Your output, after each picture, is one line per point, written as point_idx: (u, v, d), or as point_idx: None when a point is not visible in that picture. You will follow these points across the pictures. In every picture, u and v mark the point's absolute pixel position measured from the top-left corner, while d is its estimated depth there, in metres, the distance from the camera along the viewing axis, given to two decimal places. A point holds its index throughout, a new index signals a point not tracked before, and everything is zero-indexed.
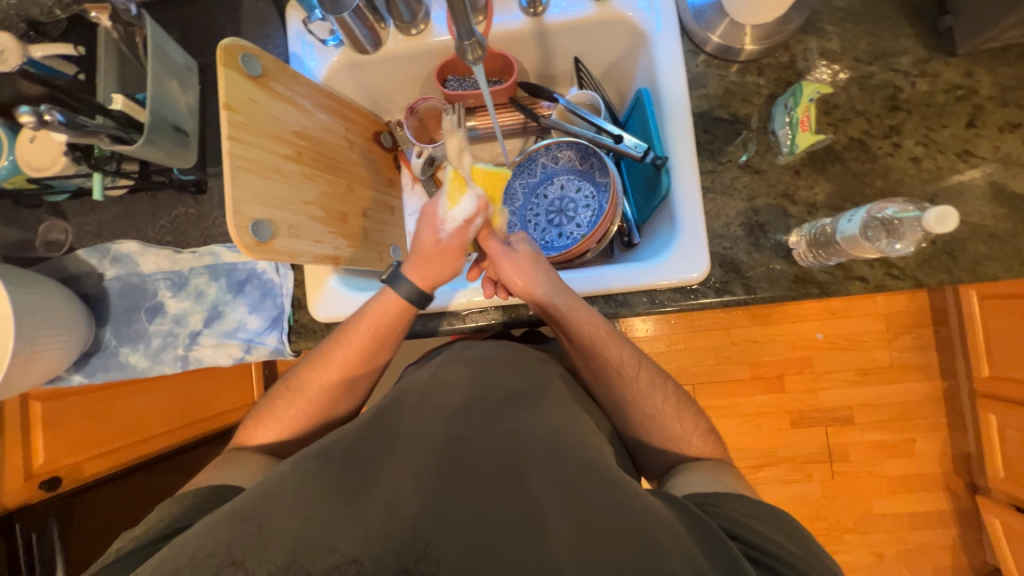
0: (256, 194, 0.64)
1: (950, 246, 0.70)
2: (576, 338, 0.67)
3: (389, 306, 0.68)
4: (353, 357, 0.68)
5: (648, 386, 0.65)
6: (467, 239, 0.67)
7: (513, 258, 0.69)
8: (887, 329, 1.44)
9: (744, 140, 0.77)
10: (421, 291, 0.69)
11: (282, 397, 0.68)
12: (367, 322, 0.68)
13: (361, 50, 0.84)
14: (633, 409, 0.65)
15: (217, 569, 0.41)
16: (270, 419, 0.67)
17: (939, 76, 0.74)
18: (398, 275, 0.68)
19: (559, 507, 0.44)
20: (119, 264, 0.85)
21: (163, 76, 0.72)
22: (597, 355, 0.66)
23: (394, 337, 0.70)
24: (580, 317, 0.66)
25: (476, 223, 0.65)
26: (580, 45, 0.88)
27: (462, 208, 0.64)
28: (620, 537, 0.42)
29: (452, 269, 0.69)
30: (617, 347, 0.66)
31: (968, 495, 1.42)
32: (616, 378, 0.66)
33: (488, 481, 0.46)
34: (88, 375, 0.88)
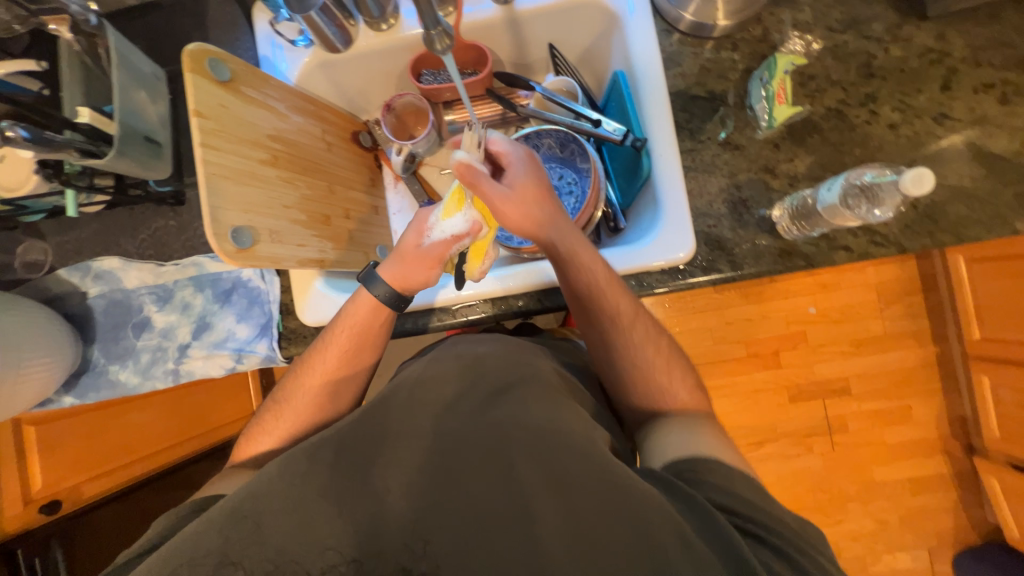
0: (234, 201, 0.63)
1: (931, 210, 0.70)
2: (575, 283, 0.65)
3: (365, 307, 0.68)
4: (334, 361, 0.67)
5: (641, 338, 0.65)
6: (449, 253, 0.67)
7: (513, 200, 0.62)
8: (878, 298, 1.45)
9: (723, 117, 0.77)
10: (395, 293, 0.68)
11: (270, 409, 0.67)
12: (344, 323, 0.68)
13: (332, 49, 0.83)
14: (623, 358, 0.65)
15: (216, 568, 0.43)
16: (259, 432, 0.66)
17: (912, 41, 0.74)
18: (373, 275, 0.68)
19: (546, 490, 0.46)
20: (102, 281, 0.84)
21: (130, 86, 0.70)
22: (594, 304, 0.65)
23: (374, 335, 0.69)
24: (584, 263, 0.64)
25: (463, 241, 0.67)
26: (553, 31, 0.87)
27: (454, 223, 0.66)
28: (606, 517, 0.44)
29: (426, 275, 0.68)
30: (616, 296, 0.64)
31: (965, 456, 1.44)
32: (611, 326, 0.65)
33: (477, 475, 0.48)
34: (79, 396, 0.87)
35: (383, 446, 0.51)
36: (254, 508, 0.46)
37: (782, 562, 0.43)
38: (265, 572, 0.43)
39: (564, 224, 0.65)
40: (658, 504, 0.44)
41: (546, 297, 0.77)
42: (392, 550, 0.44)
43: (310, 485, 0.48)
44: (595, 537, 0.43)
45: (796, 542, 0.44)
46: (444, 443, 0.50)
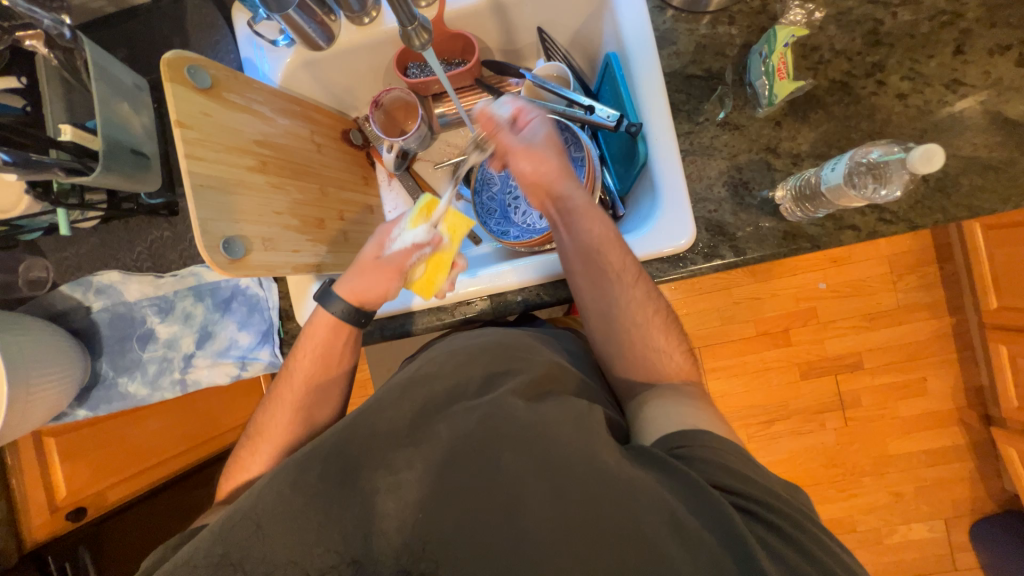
0: (224, 211, 0.63)
1: (943, 183, 0.67)
2: (582, 237, 0.65)
3: (322, 326, 0.68)
4: (301, 385, 0.67)
5: (642, 297, 0.63)
6: (409, 263, 0.69)
7: (529, 144, 0.67)
8: (891, 271, 1.41)
9: (721, 96, 0.74)
10: (353, 306, 0.68)
11: (244, 447, 0.66)
12: (305, 348, 0.68)
13: (314, 47, 0.81)
14: (623, 317, 0.63)
15: (215, 568, 0.44)
16: (237, 471, 0.65)
17: (922, 3, 0.70)
18: (330, 292, 0.68)
19: (535, 480, 0.46)
20: (103, 295, 0.84)
21: (111, 98, 0.69)
22: (599, 260, 0.64)
23: (336, 354, 0.69)
24: (595, 217, 0.65)
25: (424, 249, 0.70)
26: (541, 14, 0.84)
27: (415, 233, 0.70)
28: (596, 507, 0.44)
29: (384, 289, 0.69)
30: (621, 254, 0.64)
31: (983, 427, 1.41)
32: (614, 283, 0.63)
33: (470, 475, 0.47)
34: (92, 408, 0.89)
35: (382, 444, 0.50)
36: (255, 513, 0.47)
37: (789, 546, 0.42)
38: (263, 573, 0.44)
39: (577, 183, 0.68)
40: (650, 494, 0.44)
41: (545, 291, 0.75)
42: (391, 552, 0.45)
43: (308, 487, 0.48)
44: (589, 527, 0.43)
45: (811, 537, 0.43)
46: (442, 441, 0.50)
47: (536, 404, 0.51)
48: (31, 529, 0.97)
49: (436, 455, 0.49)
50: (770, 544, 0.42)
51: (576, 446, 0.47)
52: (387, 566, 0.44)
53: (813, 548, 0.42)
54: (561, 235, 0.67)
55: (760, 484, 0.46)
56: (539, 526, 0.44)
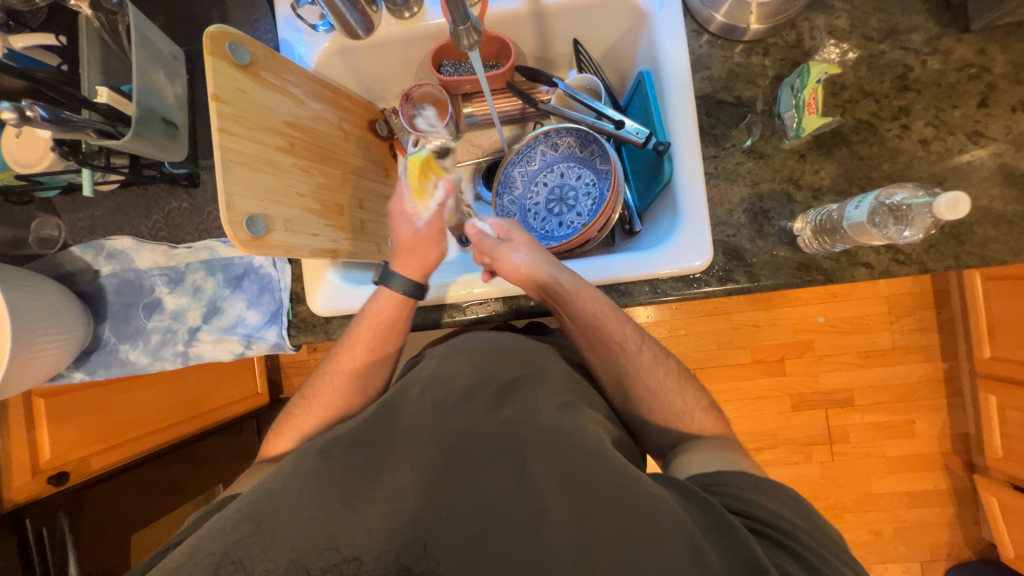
0: (250, 188, 0.63)
1: (957, 231, 0.69)
2: (580, 317, 0.66)
3: (388, 303, 0.70)
4: (361, 355, 0.70)
5: (650, 361, 0.65)
6: (443, 222, 0.76)
7: (508, 248, 0.69)
8: (889, 311, 1.43)
9: (749, 124, 0.75)
10: (413, 282, 0.71)
11: (298, 406, 0.70)
12: (366, 321, 0.70)
13: (353, 35, 0.82)
14: (636, 383, 0.64)
15: (217, 567, 0.42)
16: (285, 429, 0.68)
17: (951, 54, 0.71)
18: (388, 272, 0.71)
19: (555, 487, 0.45)
20: (114, 261, 0.84)
21: (149, 66, 0.70)
22: (600, 334, 0.65)
23: (396, 331, 0.72)
24: (586, 295, 0.65)
25: (446, 205, 0.76)
26: (579, 27, 0.85)
27: (437, 194, 0.78)
28: (618, 520, 0.42)
29: (437, 250, 0.74)
30: (621, 324, 0.65)
31: (966, 473, 1.43)
32: (620, 353, 0.65)
33: (492, 475, 0.47)
34: (89, 373, 0.88)
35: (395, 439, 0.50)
36: (273, 506, 0.45)
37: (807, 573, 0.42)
38: (265, 571, 0.42)
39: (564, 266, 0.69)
40: (671, 516, 0.43)
41: None
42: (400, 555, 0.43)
43: (325, 481, 0.47)
44: (612, 546, 0.41)
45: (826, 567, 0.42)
46: (460, 441, 0.50)
47: (554, 419, 0.51)
48: (12, 491, 0.91)
49: (452, 453, 0.49)
50: (787, 569, 0.41)
51: (600, 460, 0.47)
52: (386, 567, 0.42)
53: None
54: (560, 315, 0.68)
55: (775, 511, 0.46)
56: (561, 536, 0.42)
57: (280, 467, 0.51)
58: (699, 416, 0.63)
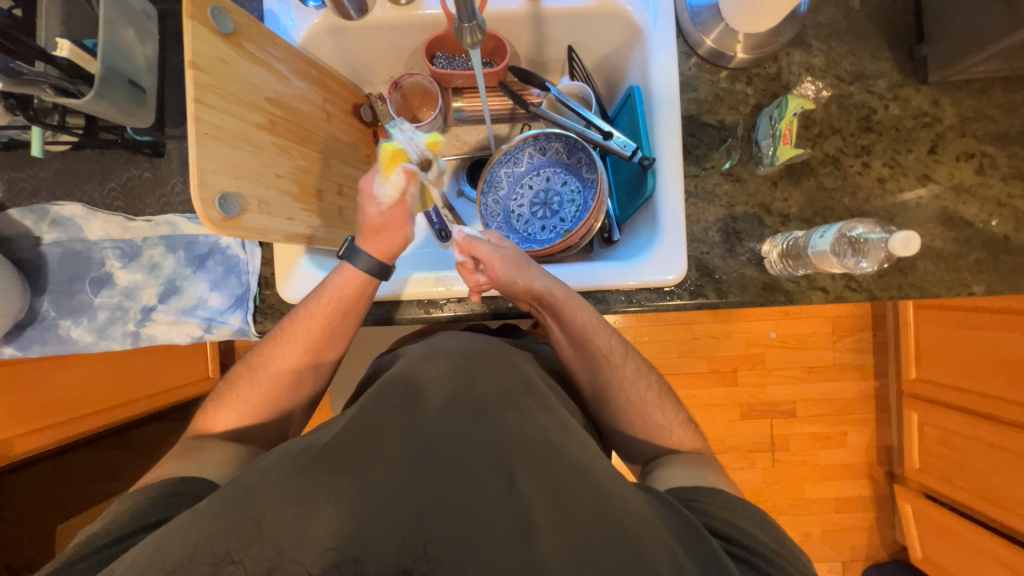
0: (224, 165, 0.59)
1: (902, 264, 0.75)
2: (569, 326, 0.67)
3: (350, 281, 0.68)
4: (315, 331, 0.68)
5: (632, 374, 0.67)
6: (409, 205, 0.68)
7: (502, 254, 0.67)
8: (833, 331, 1.54)
9: (729, 148, 0.79)
10: (378, 262, 0.69)
11: (243, 375, 0.68)
12: (327, 296, 0.68)
13: (344, 15, 0.79)
14: (612, 389, 0.66)
15: (216, 566, 0.41)
16: (231, 400, 0.67)
17: (909, 102, 0.78)
18: (353, 250, 0.68)
19: (538, 492, 0.46)
20: (59, 228, 0.77)
21: (117, 22, 0.65)
22: (588, 344, 0.67)
23: (356, 311, 0.70)
24: (576, 306, 0.66)
25: (412, 191, 0.68)
26: (574, 34, 0.86)
27: (394, 179, 0.66)
28: (596, 524, 0.45)
29: (403, 234, 0.70)
30: (608, 335, 0.67)
31: (887, 482, 1.57)
32: (605, 366, 0.67)
33: (473, 479, 0.47)
34: (22, 348, 0.80)
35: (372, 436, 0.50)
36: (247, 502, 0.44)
37: None
38: (266, 571, 0.41)
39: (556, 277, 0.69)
40: (645, 521, 0.46)
41: None
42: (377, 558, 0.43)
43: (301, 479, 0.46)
44: (592, 552, 0.43)
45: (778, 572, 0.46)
46: (441, 443, 0.50)
47: (536, 426, 0.52)
48: None
49: (434, 456, 0.49)
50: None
51: (580, 468, 0.49)
52: (386, 566, 0.41)
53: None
54: (550, 323, 0.69)
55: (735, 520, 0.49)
56: (547, 541, 0.43)
57: (257, 465, 0.50)
58: (667, 423, 0.66)
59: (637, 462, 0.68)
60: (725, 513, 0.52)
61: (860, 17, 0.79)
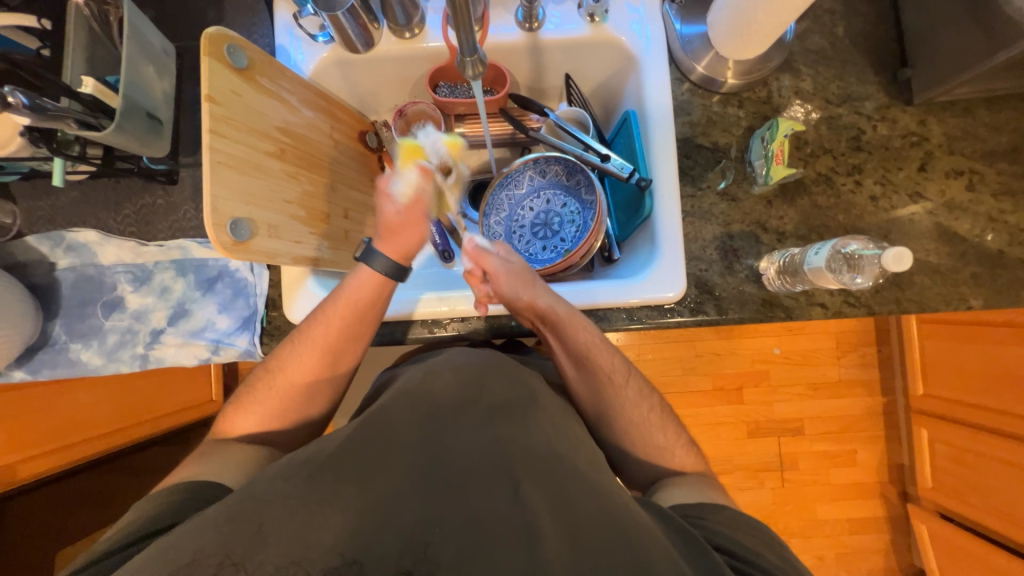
0: (236, 191, 0.62)
1: (899, 279, 0.76)
2: (571, 344, 0.67)
3: (365, 278, 0.69)
4: (335, 332, 0.67)
5: (634, 395, 0.67)
6: (425, 201, 0.71)
7: (509, 269, 0.68)
8: (838, 347, 1.54)
9: (723, 168, 0.81)
10: (396, 263, 0.70)
11: (262, 378, 0.68)
12: (344, 297, 0.68)
13: (352, 49, 0.83)
14: (615, 409, 0.67)
15: (217, 568, 0.41)
16: (250, 403, 0.67)
17: (897, 122, 0.80)
18: (371, 252, 0.69)
19: (537, 497, 0.47)
20: (74, 254, 0.79)
21: (138, 60, 0.69)
22: (590, 364, 0.67)
23: (373, 312, 0.69)
24: (578, 325, 0.67)
25: (427, 185, 0.71)
26: (571, 63, 0.90)
27: (409, 175, 0.71)
28: (596, 528, 0.45)
29: (420, 234, 0.71)
30: (610, 356, 0.67)
31: (900, 502, 1.54)
32: (607, 386, 0.67)
33: (479, 500, 0.47)
34: (32, 372, 0.81)
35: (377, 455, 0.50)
36: (253, 525, 0.44)
37: None
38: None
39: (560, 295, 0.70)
40: (653, 539, 0.45)
41: None
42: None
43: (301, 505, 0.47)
44: (593, 558, 0.43)
45: None
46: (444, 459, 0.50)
47: (536, 436, 0.53)
48: None
49: (434, 464, 0.50)
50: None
51: (585, 485, 0.49)
52: (386, 568, 0.42)
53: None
54: (552, 341, 0.70)
55: None
56: (552, 547, 0.44)
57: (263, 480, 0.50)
58: (671, 445, 0.66)
59: (641, 481, 0.67)
60: (732, 529, 0.52)
61: (845, 42, 0.82)
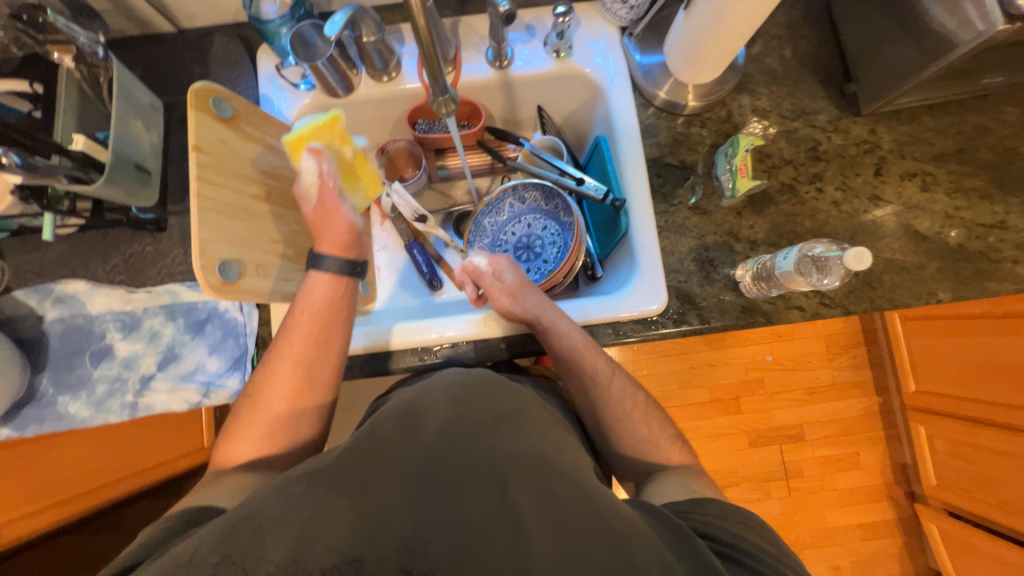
0: (224, 234, 0.64)
1: (870, 278, 0.80)
2: (556, 346, 0.71)
3: (321, 285, 0.71)
4: (300, 345, 0.68)
5: (619, 392, 0.69)
6: (331, 185, 0.71)
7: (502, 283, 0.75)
8: (828, 349, 1.56)
9: (693, 184, 0.85)
10: (343, 259, 0.72)
11: (244, 404, 0.69)
12: (302, 308, 0.69)
13: (333, 94, 0.87)
14: (603, 408, 0.69)
15: (217, 566, 0.43)
16: (237, 430, 0.67)
17: (849, 132, 0.86)
18: (315, 258, 0.71)
19: (531, 504, 0.47)
20: (62, 305, 0.80)
21: (127, 116, 0.72)
22: (575, 365, 0.69)
23: (335, 317, 0.70)
24: (562, 327, 0.70)
25: (327, 167, 0.70)
26: (542, 95, 0.95)
27: (305, 164, 0.69)
28: (591, 532, 0.45)
29: (342, 220, 0.72)
30: (594, 356, 0.69)
31: (908, 503, 1.53)
32: (592, 385, 0.69)
33: (474, 523, 0.47)
34: (18, 429, 0.80)
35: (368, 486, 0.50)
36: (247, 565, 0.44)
37: None
38: None
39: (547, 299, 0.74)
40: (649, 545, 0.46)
41: (528, 341, 0.79)
42: None
43: (305, 530, 0.45)
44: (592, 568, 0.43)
45: None
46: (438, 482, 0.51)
47: (531, 447, 0.53)
48: None
49: (429, 482, 0.49)
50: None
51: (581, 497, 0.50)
52: None
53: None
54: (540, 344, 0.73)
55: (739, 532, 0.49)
56: (551, 563, 0.43)
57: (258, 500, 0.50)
58: (655, 438, 0.67)
59: None
60: (720, 518, 0.52)
61: (793, 63, 0.89)
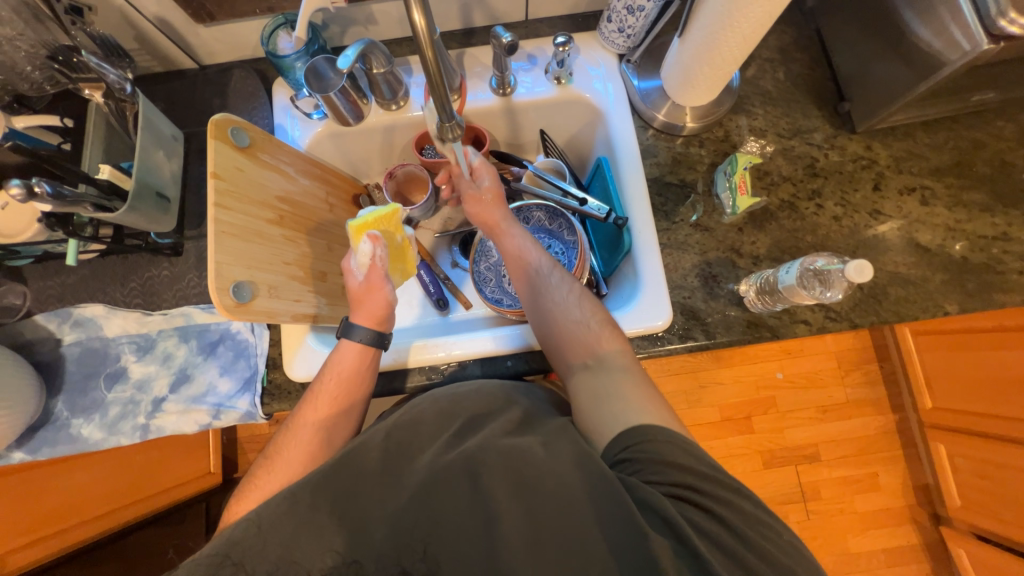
0: (238, 257, 0.66)
1: (875, 292, 0.80)
2: (505, 245, 0.79)
3: (350, 353, 0.71)
4: (325, 408, 0.68)
5: (557, 280, 0.73)
6: (382, 269, 0.73)
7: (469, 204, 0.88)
8: (839, 366, 1.54)
9: (693, 202, 0.87)
10: (375, 332, 0.72)
11: (260, 467, 0.66)
12: (331, 372, 0.70)
13: (344, 123, 0.91)
14: (542, 296, 0.72)
15: (221, 567, 0.48)
16: (249, 492, 0.63)
17: (846, 149, 0.88)
18: (349, 326, 0.71)
19: (521, 516, 0.51)
20: (80, 328, 0.82)
21: (150, 146, 0.76)
22: (519, 258, 0.77)
23: (361, 382, 0.71)
24: (508, 229, 0.80)
25: (378, 253, 0.72)
26: (544, 120, 0.98)
27: (362, 247, 0.72)
28: (566, 529, 0.50)
29: (384, 298, 0.73)
30: (535, 252, 0.77)
31: (933, 526, 1.47)
32: (534, 274, 0.75)
33: None
34: (31, 452, 0.81)
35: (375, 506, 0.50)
36: None
37: None
38: None
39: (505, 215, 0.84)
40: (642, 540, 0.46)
41: (534, 359, 0.80)
42: None
43: (312, 542, 0.50)
44: None
45: None
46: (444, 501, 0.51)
47: (522, 451, 0.55)
48: None
49: None
50: (705, 528, 0.49)
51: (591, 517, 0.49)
52: None
53: (717, 508, 0.49)
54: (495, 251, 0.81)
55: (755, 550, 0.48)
56: None
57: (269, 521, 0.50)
58: (588, 319, 0.69)
59: None
60: (662, 466, 0.52)
61: (787, 84, 0.92)
